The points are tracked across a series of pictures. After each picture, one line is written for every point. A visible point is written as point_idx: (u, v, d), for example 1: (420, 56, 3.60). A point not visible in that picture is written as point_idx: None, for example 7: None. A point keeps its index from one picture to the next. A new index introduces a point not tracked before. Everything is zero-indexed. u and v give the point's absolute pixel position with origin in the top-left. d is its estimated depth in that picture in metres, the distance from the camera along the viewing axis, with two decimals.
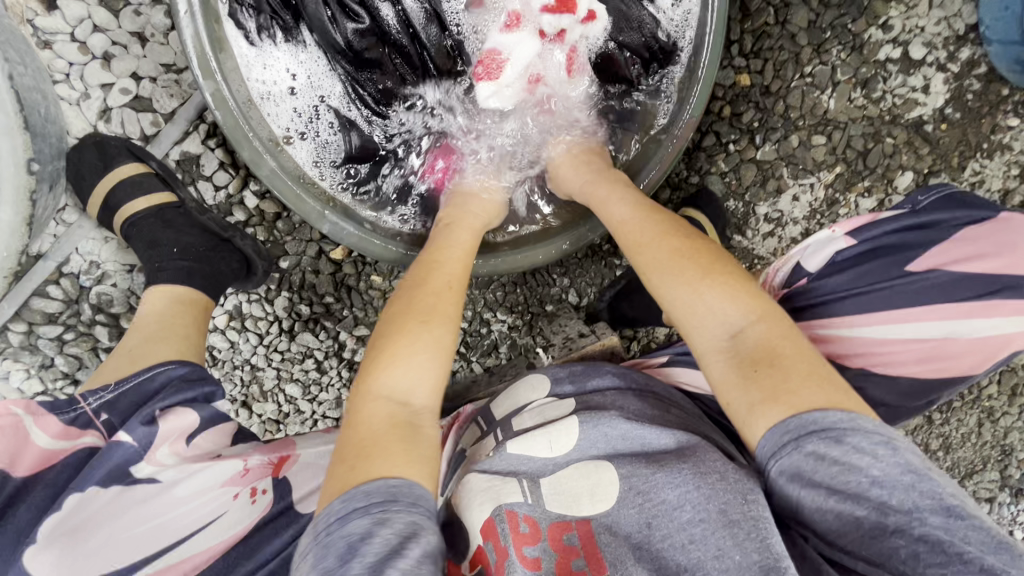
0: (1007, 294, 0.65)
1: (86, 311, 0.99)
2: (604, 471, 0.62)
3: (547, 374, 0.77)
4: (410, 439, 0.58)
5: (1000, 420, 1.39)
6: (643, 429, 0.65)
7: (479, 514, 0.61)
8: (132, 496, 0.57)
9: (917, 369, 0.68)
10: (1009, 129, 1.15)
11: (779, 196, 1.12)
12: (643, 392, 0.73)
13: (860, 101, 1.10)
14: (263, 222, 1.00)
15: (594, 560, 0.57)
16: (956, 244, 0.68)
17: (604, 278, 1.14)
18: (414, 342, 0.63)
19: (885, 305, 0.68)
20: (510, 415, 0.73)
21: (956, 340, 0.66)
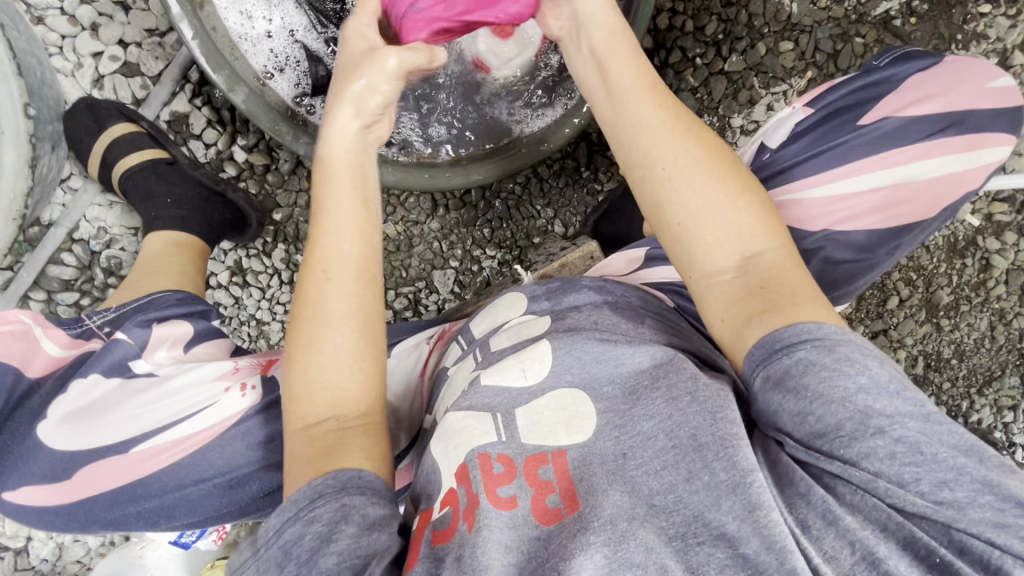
0: (956, 131, 0.66)
1: (98, 275, 1.05)
2: (582, 403, 0.58)
3: (525, 293, 0.74)
4: (339, 444, 0.56)
5: (1014, 323, 1.34)
6: (616, 349, 0.61)
7: (454, 458, 0.58)
8: (131, 386, 0.63)
9: (880, 217, 0.67)
10: (982, 17, 1.14)
11: (753, 106, 1.12)
12: (620, 305, 0.68)
13: (824, 3, 1.11)
14: (253, 175, 1.05)
15: (568, 497, 0.53)
16: (908, 91, 0.68)
17: (588, 205, 1.16)
18: (318, 361, 0.58)
19: (846, 159, 0.67)
20: (489, 335, 0.70)
21: (910, 184, 0.66)
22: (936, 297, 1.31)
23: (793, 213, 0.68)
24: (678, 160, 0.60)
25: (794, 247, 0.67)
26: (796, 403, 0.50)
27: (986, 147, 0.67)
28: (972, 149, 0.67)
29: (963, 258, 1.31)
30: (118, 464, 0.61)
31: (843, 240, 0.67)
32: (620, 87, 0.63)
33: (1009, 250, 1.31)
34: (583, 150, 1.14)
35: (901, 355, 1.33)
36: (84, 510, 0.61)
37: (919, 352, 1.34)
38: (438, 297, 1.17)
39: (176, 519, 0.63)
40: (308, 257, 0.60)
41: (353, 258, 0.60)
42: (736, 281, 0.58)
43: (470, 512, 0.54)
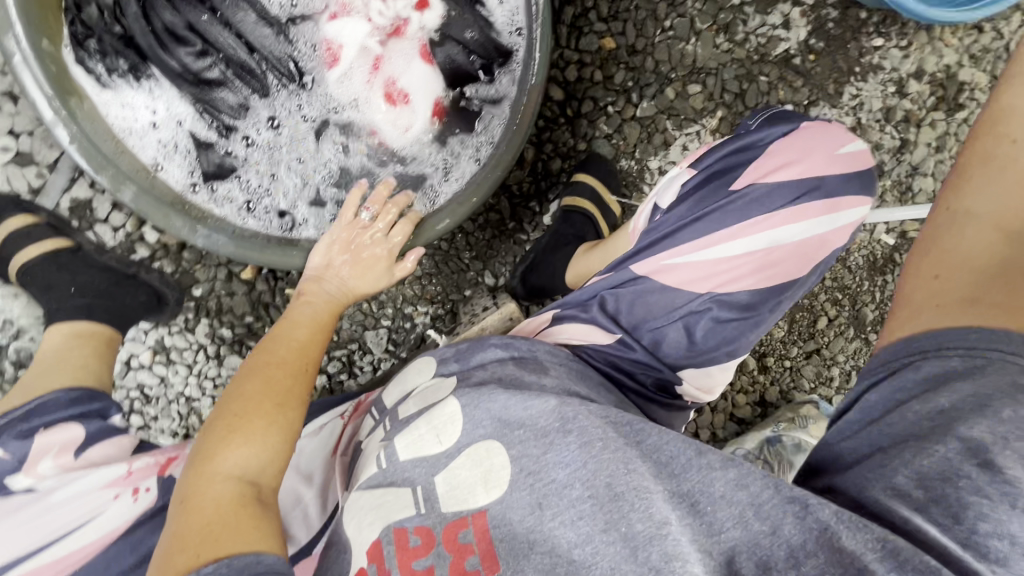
0: (815, 196, 0.67)
1: (7, 369, 1.00)
2: (496, 455, 0.61)
3: (434, 356, 0.77)
4: (246, 517, 0.55)
5: None
6: (521, 397, 0.63)
7: (368, 534, 0.60)
8: (8, 505, 0.60)
9: (754, 281, 0.68)
10: (877, 49, 1.20)
11: (669, 148, 1.15)
12: (524, 360, 0.72)
13: (726, 46, 1.14)
14: (168, 255, 1.03)
15: (489, 558, 0.57)
16: (772, 156, 0.68)
17: (515, 254, 1.17)
18: (237, 429, 0.61)
19: (715, 227, 0.68)
20: (398, 404, 0.72)
21: (781, 246, 0.67)
22: (862, 314, 1.36)
23: (671, 279, 0.70)
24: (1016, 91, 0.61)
25: (682, 307, 0.70)
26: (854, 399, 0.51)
27: (843, 209, 0.68)
28: (833, 211, 0.68)
29: (885, 274, 1.36)
30: None
31: (729, 301, 0.69)
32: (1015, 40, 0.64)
33: None
34: (505, 204, 1.15)
35: (835, 373, 1.37)
36: None
37: (851, 368, 1.38)
38: (371, 358, 1.16)
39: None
40: (280, 330, 0.73)
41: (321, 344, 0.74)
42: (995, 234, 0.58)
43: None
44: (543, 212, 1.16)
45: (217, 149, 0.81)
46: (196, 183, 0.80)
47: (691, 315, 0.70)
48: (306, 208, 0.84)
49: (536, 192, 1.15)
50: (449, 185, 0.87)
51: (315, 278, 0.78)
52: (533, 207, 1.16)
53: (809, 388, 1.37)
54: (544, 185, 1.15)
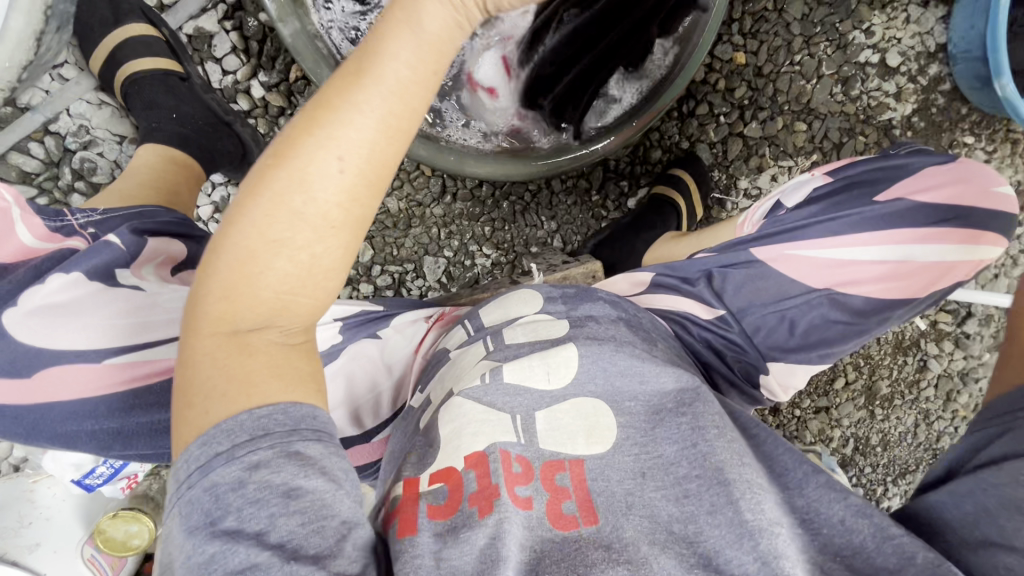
0: (955, 224, 0.75)
1: (66, 176, 0.96)
2: (603, 415, 0.62)
3: (540, 292, 0.77)
4: (283, 369, 0.48)
5: (934, 424, 1.47)
6: (643, 366, 0.64)
7: (471, 444, 0.58)
8: (114, 295, 0.58)
9: (872, 287, 0.77)
10: (965, 146, 1.26)
11: (760, 173, 1.19)
12: (633, 323, 0.74)
13: (840, 97, 1.19)
14: (265, 115, 1.00)
15: (586, 509, 0.56)
16: (919, 178, 0.77)
17: (590, 227, 1.18)
18: (269, 258, 0.46)
19: (847, 229, 0.78)
20: (503, 326, 0.73)
21: (910, 263, 0.76)
22: (876, 387, 1.42)
23: (794, 268, 0.79)
24: None
25: (794, 299, 0.78)
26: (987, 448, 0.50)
27: (982, 243, 0.75)
28: (971, 243, 0.75)
29: (906, 356, 1.42)
30: (83, 374, 0.56)
31: (842, 303, 0.78)
32: None
33: (943, 356, 1.43)
34: (598, 175, 1.17)
35: (835, 435, 1.43)
36: (32, 418, 0.56)
37: (850, 436, 1.44)
38: (423, 283, 1.15)
39: (130, 448, 0.59)
40: (312, 118, 0.45)
41: (340, 158, 0.45)
42: None
43: (485, 500, 0.54)
44: (630, 195, 1.19)
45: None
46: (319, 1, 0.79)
47: (801, 307, 0.78)
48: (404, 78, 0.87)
49: (630, 174, 1.18)
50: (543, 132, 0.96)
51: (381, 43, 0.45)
52: (623, 187, 1.18)
53: (810, 442, 1.43)
54: (638, 170, 1.18)
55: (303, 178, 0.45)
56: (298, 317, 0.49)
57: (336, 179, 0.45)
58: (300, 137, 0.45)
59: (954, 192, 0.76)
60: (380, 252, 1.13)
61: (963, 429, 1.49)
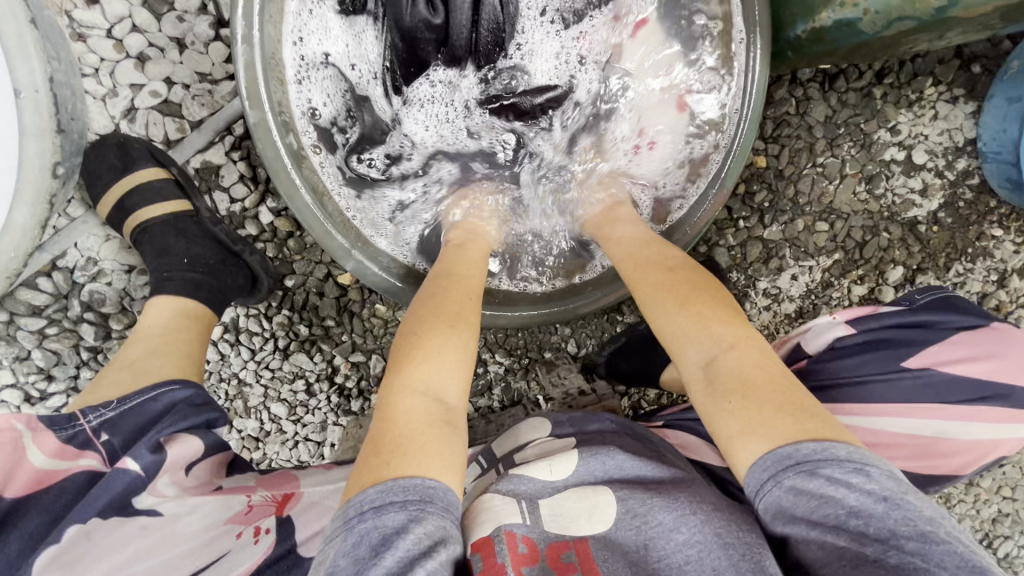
0: (994, 402, 0.74)
1: (75, 308, 0.95)
2: (602, 494, 0.69)
3: (549, 418, 0.88)
4: (441, 441, 0.61)
5: (955, 506, 1.45)
6: (639, 466, 0.73)
7: (477, 530, 0.65)
8: (133, 527, 0.59)
9: (914, 464, 0.75)
10: (993, 238, 1.22)
11: (780, 274, 1.16)
12: (639, 437, 0.83)
13: (863, 195, 1.15)
14: (274, 239, 0.98)
15: (591, 575, 0.61)
16: (946, 347, 0.76)
17: (606, 332, 1.15)
18: (442, 345, 0.68)
19: (887, 397, 0.76)
20: (515, 452, 0.83)
21: (946, 440, 0.75)
22: None
23: None
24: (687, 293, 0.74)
25: None
26: (801, 526, 0.56)
27: (1019, 422, 0.74)
28: (1009, 421, 0.74)
29: None
30: None
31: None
32: (641, 256, 0.82)
33: None
34: None
35: None
36: None
37: None
38: None
39: None
40: (446, 265, 0.80)
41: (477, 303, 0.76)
42: (705, 383, 0.68)
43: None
44: None
45: (377, 112, 0.91)
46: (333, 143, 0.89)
47: None
48: (384, 209, 0.93)
49: None
50: (519, 272, 0.97)
51: (474, 226, 0.89)
52: None
53: None
54: None
55: (451, 297, 0.74)
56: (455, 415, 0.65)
57: (470, 294, 0.76)
58: (439, 284, 0.77)
59: (991, 365, 0.74)
60: None
61: (985, 510, 1.46)
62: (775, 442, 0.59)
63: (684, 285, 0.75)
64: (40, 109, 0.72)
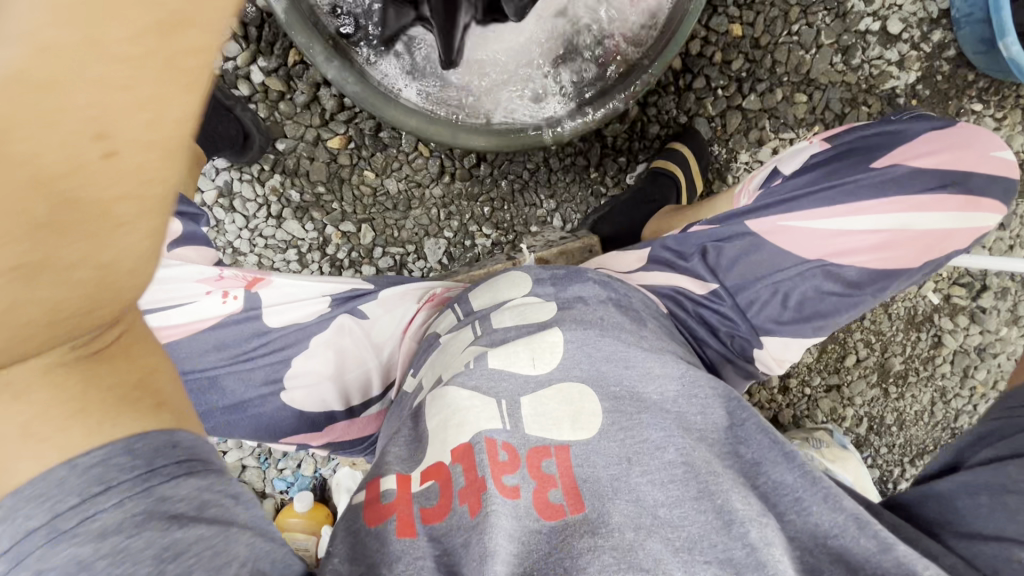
0: (951, 190, 0.76)
1: None
2: (587, 399, 0.62)
3: (530, 274, 0.78)
4: (56, 423, 0.34)
5: (952, 402, 1.44)
6: (628, 351, 0.65)
7: (455, 436, 0.58)
8: None
9: (868, 257, 0.77)
10: (973, 113, 1.23)
11: (761, 147, 1.18)
12: (623, 305, 0.74)
13: (840, 66, 1.17)
14: (266, 100, 1.03)
15: (572, 495, 0.56)
16: (914, 145, 0.79)
17: (589, 205, 1.18)
18: None
19: (847, 198, 0.79)
20: (491, 310, 0.74)
21: (906, 233, 0.76)
22: (889, 364, 1.39)
23: (795, 238, 0.79)
24: None
25: (786, 271, 0.78)
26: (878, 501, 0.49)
27: (977, 210, 0.75)
28: (967, 210, 0.76)
29: (919, 332, 1.39)
30: None
31: (836, 274, 0.78)
32: None
33: (959, 332, 1.39)
34: (595, 151, 1.16)
35: (848, 414, 1.40)
36: None
37: (863, 415, 1.41)
38: (424, 265, 1.16)
39: None
40: None
41: (63, 32, 0.24)
42: None
43: (473, 498, 0.54)
44: (628, 171, 1.18)
45: None
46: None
47: (794, 279, 0.78)
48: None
49: (628, 150, 1.18)
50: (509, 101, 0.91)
51: None
52: (621, 163, 1.18)
53: (821, 421, 1.40)
54: (637, 145, 1.18)
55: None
56: (120, 291, 0.33)
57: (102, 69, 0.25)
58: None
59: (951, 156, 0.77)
60: (382, 234, 1.14)
61: (982, 406, 1.45)
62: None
63: None
64: None
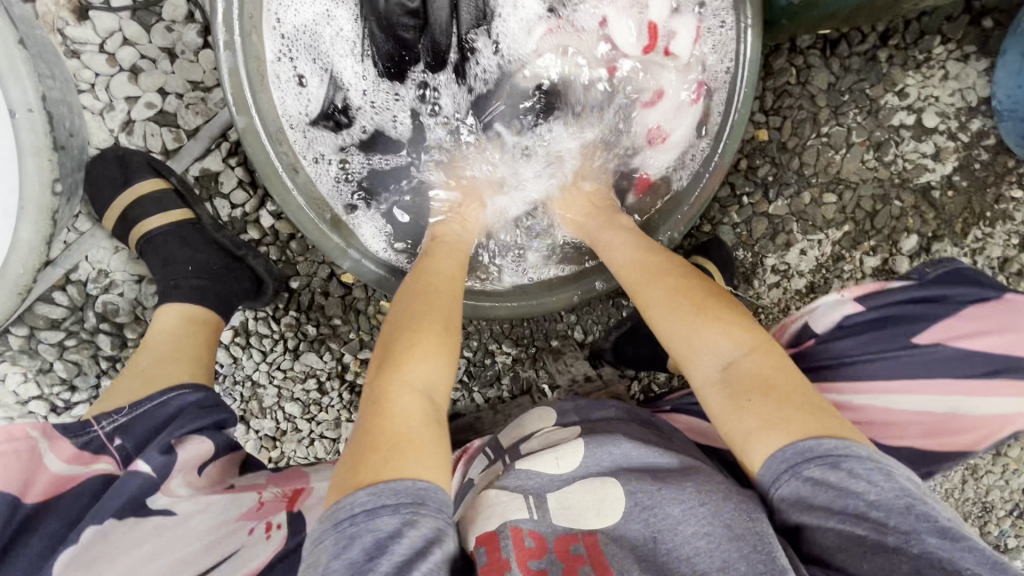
0: (1008, 375, 0.73)
1: (90, 319, 0.97)
2: (610, 487, 0.67)
3: (555, 407, 0.85)
4: (438, 442, 0.63)
5: (983, 478, 1.42)
6: (646, 453, 0.70)
7: (483, 526, 0.64)
8: (149, 524, 0.60)
9: (918, 438, 0.76)
10: (1013, 200, 1.15)
11: (788, 249, 1.13)
12: (643, 422, 0.80)
13: (872, 163, 1.11)
14: (276, 242, 1.00)
15: (601, 569, 0.60)
16: (962, 320, 0.76)
17: (611, 316, 1.15)
18: (423, 341, 0.70)
19: (897, 375, 0.76)
20: (518, 443, 0.79)
21: (961, 416, 0.74)
22: None
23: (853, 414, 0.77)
24: (667, 296, 0.76)
25: None
26: (826, 506, 0.57)
27: None
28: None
29: None
30: None
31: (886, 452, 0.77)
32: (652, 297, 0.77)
33: None
34: None
35: None
36: None
37: None
38: None
39: None
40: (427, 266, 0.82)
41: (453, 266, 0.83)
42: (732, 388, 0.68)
43: (495, 573, 0.60)
44: None
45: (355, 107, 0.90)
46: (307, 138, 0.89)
47: None
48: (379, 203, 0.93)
49: None
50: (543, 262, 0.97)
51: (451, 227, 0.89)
52: None
53: None
54: None
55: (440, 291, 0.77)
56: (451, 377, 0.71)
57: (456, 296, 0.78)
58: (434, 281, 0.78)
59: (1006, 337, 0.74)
60: None
61: (1015, 481, 1.43)
62: (792, 435, 0.61)
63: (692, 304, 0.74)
64: (37, 129, 0.74)
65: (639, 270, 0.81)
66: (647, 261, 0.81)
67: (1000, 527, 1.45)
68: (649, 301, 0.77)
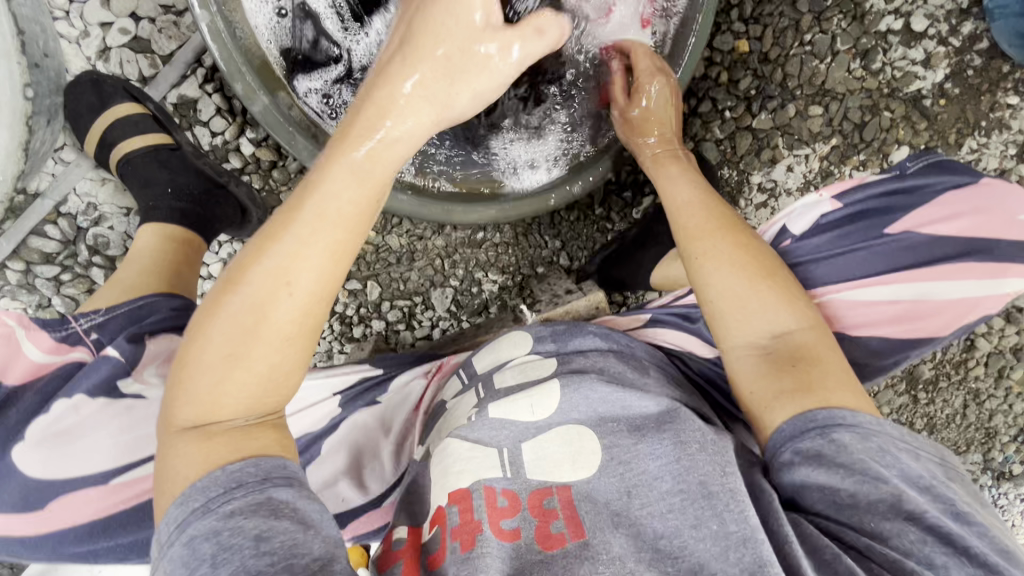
0: (977, 258, 0.74)
1: (82, 252, 1.00)
2: (587, 439, 0.64)
3: (530, 333, 0.78)
4: (251, 441, 0.54)
5: (985, 403, 1.39)
6: (623, 393, 0.67)
7: (454, 480, 0.63)
8: (117, 407, 0.64)
9: (889, 329, 0.75)
10: (1008, 107, 1.10)
11: (774, 165, 1.11)
12: (624, 354, 0.75)
13: (859, 72, 1.09)
14: (258, 170, 1.00)
15: (573, 523, 0.59)
16: (932, 207, 0.76)
17: (596, 241, 1.15)
18: (235, 335, 0.54)
19: (868, 264, 0.75)
20: (493, 370, 0.75)
21: (928, 301, 0.74)
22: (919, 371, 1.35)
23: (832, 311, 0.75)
24: (725, 254, 0.72)
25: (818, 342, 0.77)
26: (829, 477, 0.57)
27: (1007, 277, 0.74)
28: (993, 276, 0.74)
29: None
30: (97, 494, 0.63)
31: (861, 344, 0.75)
32: (709, 249, 0.73)
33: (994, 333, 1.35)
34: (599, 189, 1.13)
35: None
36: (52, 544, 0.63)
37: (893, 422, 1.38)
38: (433, 314, 1.15)
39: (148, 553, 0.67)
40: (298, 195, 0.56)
41: (351, 188, 0.57)
42: (766, 354, 0.67)
43: (466, 536, 0.58)
44: (634, 204, 1.14)
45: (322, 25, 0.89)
46: (287, 69, 0.89)
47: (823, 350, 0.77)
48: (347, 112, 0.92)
49: (633, 183, 1.14)
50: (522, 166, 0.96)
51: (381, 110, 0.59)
52: (626, 198, 1.14)
53: None
54: (642, 177, 1.13)
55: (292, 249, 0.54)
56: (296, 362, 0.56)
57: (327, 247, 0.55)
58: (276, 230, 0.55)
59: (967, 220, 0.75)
60: (388, 288, 1.13)
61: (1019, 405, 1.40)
62: (815, 402, 0.61)
63: (746, 256, 0.71)
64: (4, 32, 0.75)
65: (692, 210, 0.77)
66: (706, 211, 0.76)
67: (1005, 453, 1.42)
68: (699, 250, 0.73)
